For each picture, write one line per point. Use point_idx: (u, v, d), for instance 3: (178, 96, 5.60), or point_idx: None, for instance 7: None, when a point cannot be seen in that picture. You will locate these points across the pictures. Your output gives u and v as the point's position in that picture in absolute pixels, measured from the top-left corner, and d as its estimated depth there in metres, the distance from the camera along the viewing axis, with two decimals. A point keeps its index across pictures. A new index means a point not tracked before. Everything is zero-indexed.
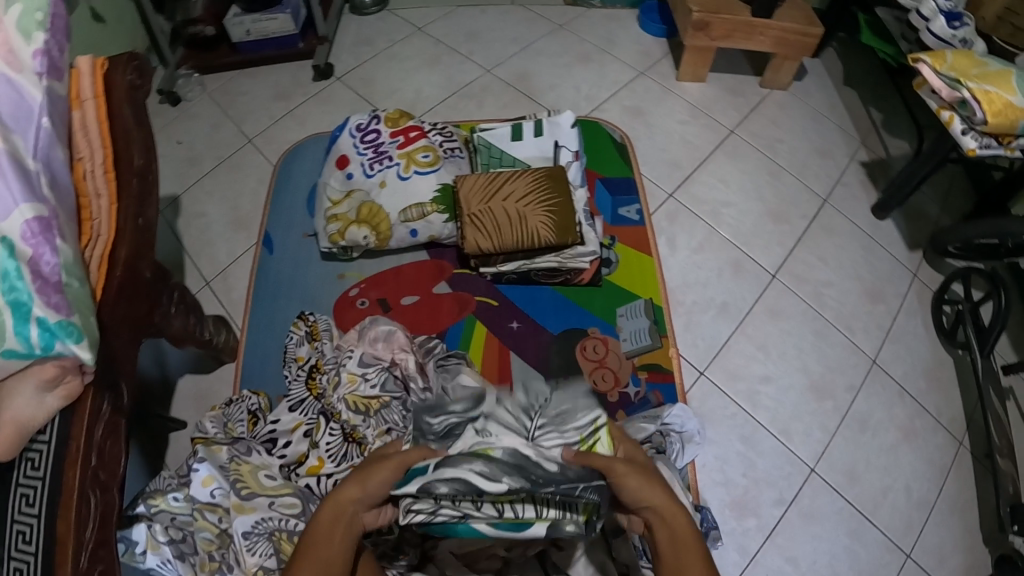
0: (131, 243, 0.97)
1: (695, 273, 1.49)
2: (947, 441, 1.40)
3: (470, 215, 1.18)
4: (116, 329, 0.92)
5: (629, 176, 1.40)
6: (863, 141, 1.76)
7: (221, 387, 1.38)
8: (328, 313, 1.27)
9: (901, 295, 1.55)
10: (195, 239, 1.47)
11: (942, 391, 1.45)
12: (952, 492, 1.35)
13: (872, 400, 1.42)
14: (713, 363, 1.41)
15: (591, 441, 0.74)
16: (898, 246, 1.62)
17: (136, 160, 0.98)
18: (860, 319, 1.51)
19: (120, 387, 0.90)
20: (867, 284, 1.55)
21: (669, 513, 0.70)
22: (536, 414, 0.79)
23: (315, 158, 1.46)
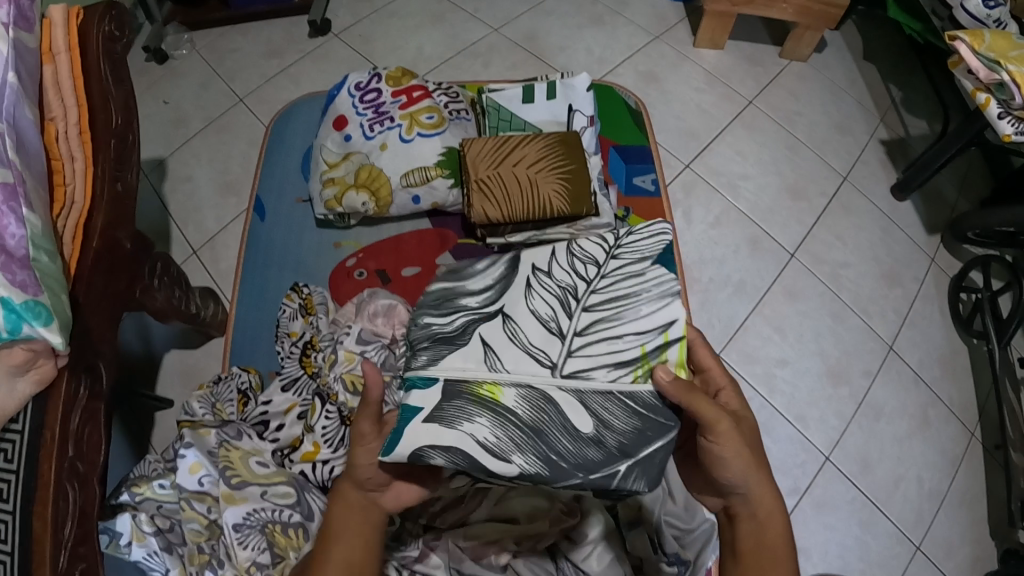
0: (111, 211, 0.89)
1: (712, 249, 1.41)
2: (958, 431, 1.34)
3: (478, 181, 1.09)
4: (95, 305, 0.85)
5: (645, 144, 1.30)
6: (883, 117, 1.67)
7: (209, 363, 1.30)
8: (323, 285, 1.19)
9: (919, 280, 1.48)
10: (182, 205, 1.39)
11: (957, 380, 1.39)
12: (963, 484, 1.29)
13: (889, 388, 1.36)
14: (730, 345, 1.34)
15: (654, 358, 0.62)
16: (917, 229, 1.54)
17: (115, 121, 0.90)
18: (880, 303, 1.44)
19: (99, 369, 0.83)
20: (886, 266, 1.48)
21: (762, 504, 0.66)
22: (578, 304, 0.65)
23: (310, 116, 1.36)
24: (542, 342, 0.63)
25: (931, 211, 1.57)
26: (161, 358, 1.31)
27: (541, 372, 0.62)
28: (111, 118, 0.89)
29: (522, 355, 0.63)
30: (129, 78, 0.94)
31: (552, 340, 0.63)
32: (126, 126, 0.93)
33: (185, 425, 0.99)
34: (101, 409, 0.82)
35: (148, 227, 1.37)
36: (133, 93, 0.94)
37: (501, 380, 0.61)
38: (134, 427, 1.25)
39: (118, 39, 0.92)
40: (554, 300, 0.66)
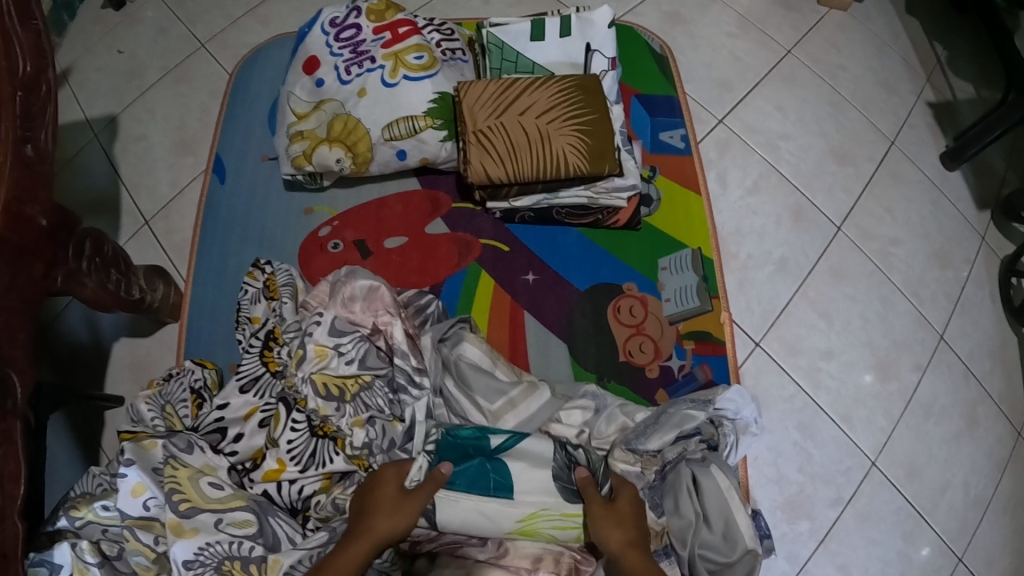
0: (18, 181, 0.69)
1: (749, 220, 1.15)
2: (1006, 431, 1.12)
3: (477, 133, 0.90)
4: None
5: (672, 94, 1.08)
6: (929, 76, 1.34)
7: (164, 356, 1.09)
8: (293, 260, 0.98)
9: (970, 260, 1.21)
10: (132, 167, 1.18)
11: (1008, 374, 1.16)
12: (1009, 487, 1.09)
13: (938, 384, 1.12)
14: (769, 333, 1.09)
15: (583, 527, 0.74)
16: (966, 202, 1.26)
17: (22, 68, 0.69)
18: (931, 286, 1.18)
19: (11, 379, 0.71)
20: (936, 244, 1.21)
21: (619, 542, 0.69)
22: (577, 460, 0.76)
23: (279, 63, 1.15)
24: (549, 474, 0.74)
25: (981, 179, 1.29)
26: (108, 348, 1.10)
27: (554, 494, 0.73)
28: (15, 64, 0.69)
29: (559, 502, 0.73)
30: (40, 16, 0.72)
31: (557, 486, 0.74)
32: (37, 75, 0.71)
33: (126, 435, 0.81)
34: (17, 427, 0.70)
35: (96, 194, 1.17)
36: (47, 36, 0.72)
37: (542, 508, 0.73)
38: (81, 427, 1.07)
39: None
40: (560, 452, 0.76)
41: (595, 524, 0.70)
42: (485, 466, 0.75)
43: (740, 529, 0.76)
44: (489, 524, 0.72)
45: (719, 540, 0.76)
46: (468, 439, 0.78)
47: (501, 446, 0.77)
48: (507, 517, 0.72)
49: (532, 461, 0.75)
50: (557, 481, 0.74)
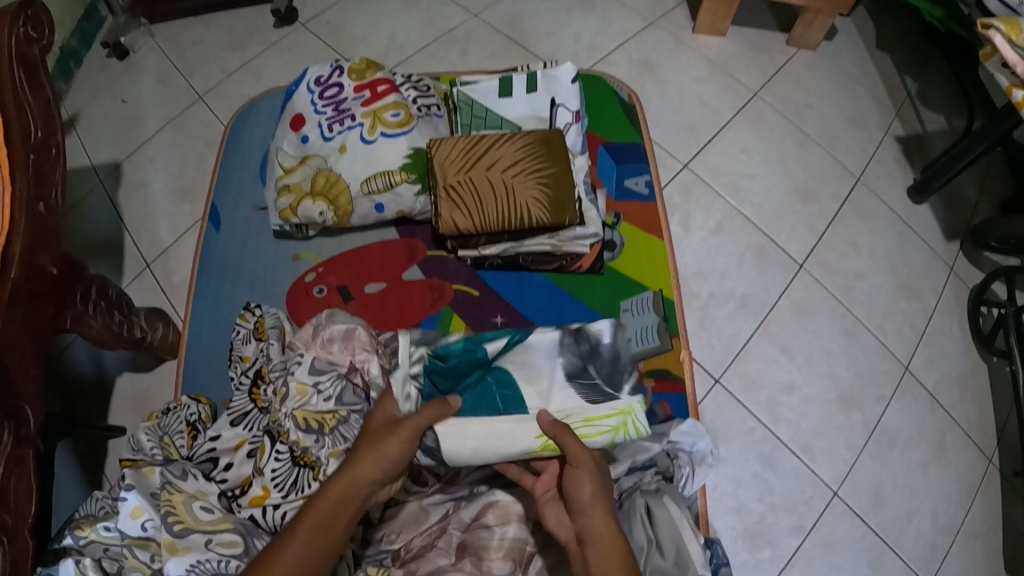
0: (31, 234, 0.77)
1: (712, 260, 1.19)
2: (975, 457, 1.16)
3: (447, 187, 0.97)
4: (13, 346, 0.75)
5: (638, 142, 1.14)
6: (898, 110, 1.39)
7: (161, 389, 1.16)
8: (279, 303, 1.05)
9: (938, 291, 1.26)
10: (133, 212, 1.25)
11: (978, 403, 1.20)
12: (977, 513, 1.13)
13: (905, 414, 1.17)
14: (729, 369, 1.14)
15: (617, 423, 0.74)
16: (934, 234, 1.31)
17: (34, 135, 0.77)
18: (896, 318, 1.22)
19: (24, 412, 0.77)
20: (902, 276, 1.26)
21: (597, 526, 0.65)
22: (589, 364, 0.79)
23: (270, 116, 1.23)
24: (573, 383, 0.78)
25: (951, 212, 1.33)
26: (111, 383, 1.17)
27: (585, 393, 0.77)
28: (29, 131, 0.76)
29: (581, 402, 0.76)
30: (48, 83, 0.79)
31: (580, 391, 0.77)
32: (48, 138, 0.79)
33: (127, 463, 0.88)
34: (30, 454, 0.78)
35: (99, 237, 1.23)
36: (55, 102, 0.80)
37: (569, 414, 0.75)
38: (87, 458, 1.15)
39: (37, 41, 0.77)
40: (573, 361, 0.79)
41: (573, 471, 0.68)
42: (486, 380, 0.78)
43: (691, 555, 0.80)
44: (512, 447, 0.73)
45: (670, 566, 0.80)
46: (461, 353, 0.81)
47: (502, 350, 0.81)
48: (525, 434, 0.73)
49: (540, 359, 0.79)
50: (573, 383, 0.78)
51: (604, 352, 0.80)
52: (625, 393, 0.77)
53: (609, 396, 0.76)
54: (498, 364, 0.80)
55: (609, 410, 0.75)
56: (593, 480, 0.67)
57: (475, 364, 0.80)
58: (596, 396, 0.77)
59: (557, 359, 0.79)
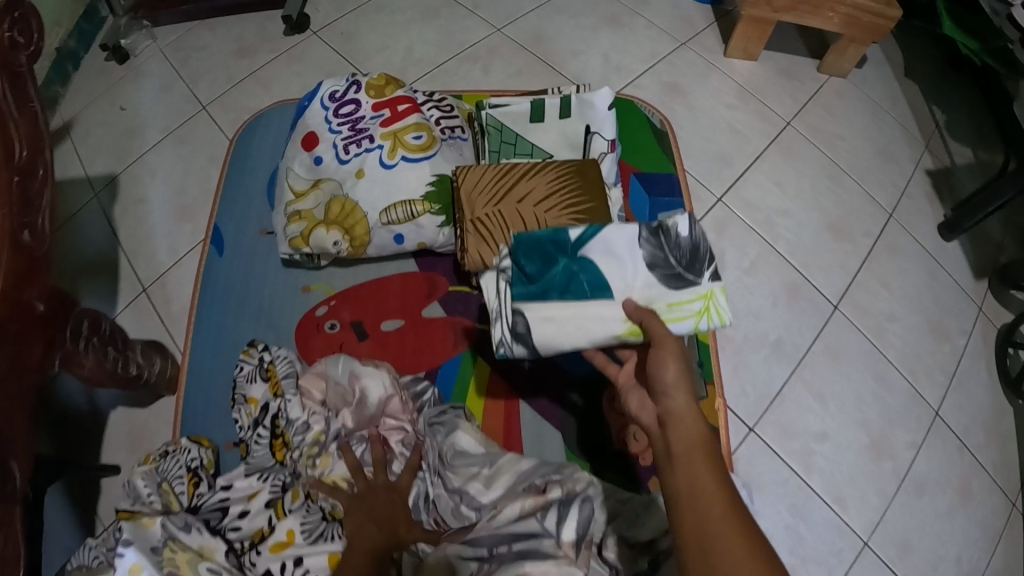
0: (16, 266, 0.67)
1: (746, 298, 1.13)
2: (1003, 503, 1.09)
3: (474, 220, 0.89)
4: None
5: (671, 172, 1.08)
6: (928, 144, 1.33)
7: (159, 427, 1.07)
8: (289, 338, 0.97)
9: (967, 333, 1.20)
10: (130, 230, 1.16)
11: (1005, 446, 1.13)
12: (1007, 565, 1.05)
13: (936, 462, 1.10)
14: (763, 418, 1.08)
15: (700, 311, 0.65)
16: (964, 273, 1.25)
17: (19, 153, 0.67)
18: (926, 361, 1.16)
19: (11, 466, 0.68)
20: (932, 316, 1.19)
21: (681, 416, 0.58)
22: (668, 252, 0.67)
23: (280, 132, 1.15)
24: (653, 276, 0.66)
25: (979, 250, 1.28)
26: (104, 415, 1.09)
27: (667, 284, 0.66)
28: (13, 149, 0.67)
29: (665, 292, 0.66)
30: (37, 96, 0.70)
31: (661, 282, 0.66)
32: (34, 157, 0.70)
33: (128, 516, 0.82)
34: (15, 512, 0.68)
35: (93, 256, 1.15)
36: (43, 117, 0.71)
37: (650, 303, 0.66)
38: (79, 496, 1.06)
39: (23, 49, 0.70)
40: (649, 246, 0.67)
41: (659, 352, 0.62)
42: (570, 268, 0.67)
43: None
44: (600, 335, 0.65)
45: None
46: (544, 238, 0.68)
47: (580, 241, 0.68)
48: (612, 321, 0.65)
49: (619, 247, 0.67)
50: (654, 271, 0.67)
51: (684, 239, 0.67)
52: (707, 276, 0.66)
53: (692, 282, 0.66)
54: (581, 252, 0.67)
55: (692, 295, 0.66)
56: (680, 364, 0.61)
57: (554, 253, 0.67)
58: (679, 284, 0.66)
59: (633, 248, 0.67)
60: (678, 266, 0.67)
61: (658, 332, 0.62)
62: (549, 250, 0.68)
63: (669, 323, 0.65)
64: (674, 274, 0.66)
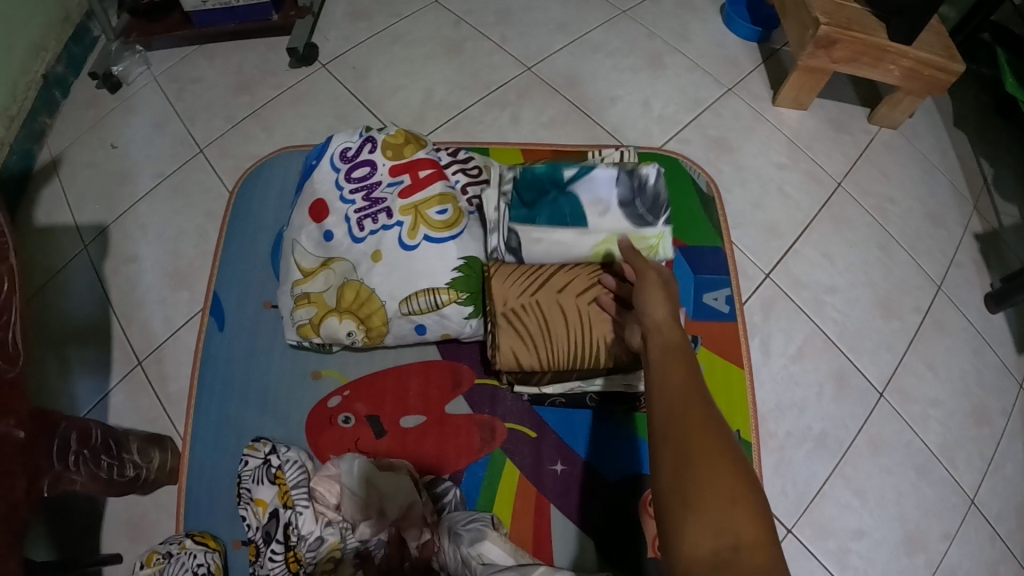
0: None
1: (791, 393, 0.96)
2: None
3: (506, 314, 0.81)
4: None
5: (719, 245, 0.98)
6: (976, 202, 1.15)
7: (159, 518, 0.99)
8: (299, 432, 0.89)
9: (1009, 414, 1.04)
10: (122, 290, 1.07)
11: None
12: None
13: (973, 563, 0.95)
14: (804, 517, 0.92)
15: (653, 245, 0.84)
16: (1009, 348, 1.08)
17: None
18: (966, 448, 1.01)
19: None
20: (975, 398, 1.03)
21: (662, 328, 0.57)
22: (637, 201, 0.85)
23: (286, 187, 1.05)
24: (619, 214, 0.85)
25: None
26: (101, 497, 1.01)
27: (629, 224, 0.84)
28: None
29: (628, 228, 0.85)
30: None
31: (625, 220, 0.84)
32: None
33: None
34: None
35: (83, 319, 1.06)
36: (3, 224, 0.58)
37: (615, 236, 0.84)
38: None
39: None
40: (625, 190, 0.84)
41: (641, 285, 0.62)
42: (559, 201, 0.84)
43: None
44: (572, 251, 0.84)
45: None
46: (544, 175, 0.86)
47: (572, 179, 0.86)
48: (583, 243, 0.84)
49: (599, 187, 0.85)
50: (623, 209, 0.85)
51: (652, 187, 0.85)
52: (663, 220, 0.85)
53: (649, 223, 0.84)
54: (569, 187, 0.85)
55: (649, 233, 0.84)
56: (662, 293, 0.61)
57: (547, 185, 0.85)
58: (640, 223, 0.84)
59: (612, 192, 0.85)
60: (641, 212, 0.85)
61: (642, 266, 0.65)
62: (546, 185, 0.85)
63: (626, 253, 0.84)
64: (636, 217, 0.84)
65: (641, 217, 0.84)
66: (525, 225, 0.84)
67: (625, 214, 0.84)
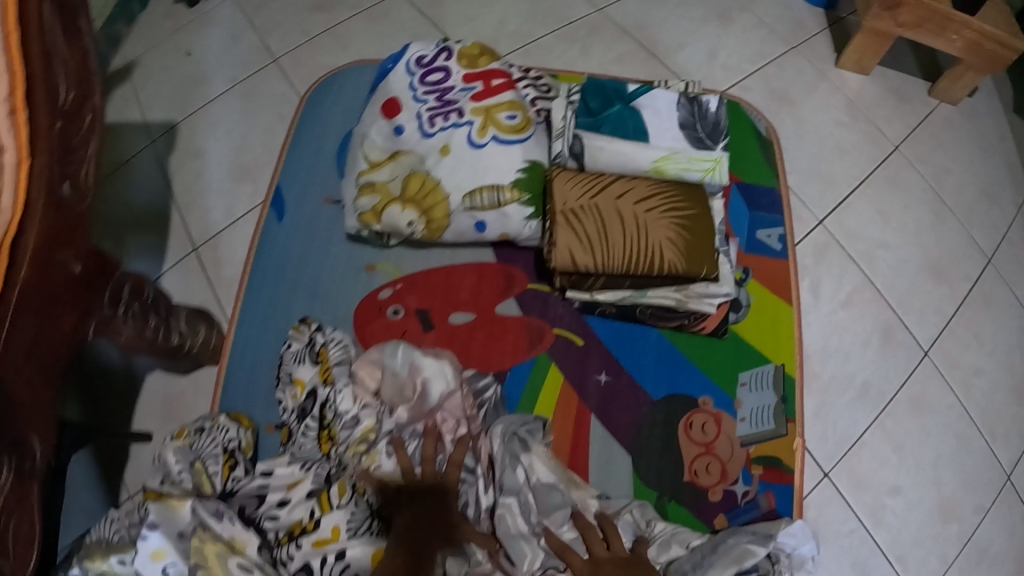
0: (47, 226, 0.59)
1: (837, 337, 0.98)
2: None
3: (566, 212, 0.82)
4: (19, 368, 0.58)
5: (773, 185, 0.99)
6: None
7: (195, 399, 1.00)
8: (347, 318, 0.90)
9: None
10: (185, 184, 1.10)
11: None
12: None
13: (1007, 538, 0.94)
14: (842, 462, 0.93)
15: (710, 167, 0.88)
16: None
17: (66, 97, 0.58)
18: (1008, 423, 0.99)
19: (27, 441, 0.62)
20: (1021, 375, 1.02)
21: None
22: (697, 124, 0.89)
23: (356, 96, 1.08)
24: (679, 134, 0.89)
25: None
26: (139, 376, 1.02)
27: (688, 143, 0.88)
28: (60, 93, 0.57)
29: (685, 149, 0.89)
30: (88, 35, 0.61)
31: (685, 140, 0.89)
32: (82, 104, 0.61)
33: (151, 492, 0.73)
34: (32, 487, 0.64)
35: (144, 206, 1.09)
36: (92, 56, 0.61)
37: (674, 153, 0.88)
38: (105, 460, 0.99)
39: None
40: (687, 113, 0.90)
41: None
42: (624, 114, 0.89)
43: None
44: (632, 162, 0.88)
45: None
46: (612, 89, 0.91)
47: (637, 97, 0.91)
48: (644, 156, 0.87)
49: (662, 106, 0.90)
50: (683, 130, 0.89)
51: (712, 113, 0.90)
52: (721, 145, 0.89)
53: (707, 146, 0.89)
54: (634, 103, 0.90)
55: (706, 155, 0.88)
56: None
57: (614, 98, 0.90)
58: (698, 143, 0.89)
59: (674, 112, 0.90)
60: (701, 135, 0.89)
61: None
62: (612, 99, 0.90)
63: (684, 171, 0.87)
64: (695, 139, 0.89)
65: (700, 139, 0.89)
66: (590, 132, 0.89)
67: (685, 135, 0.89)
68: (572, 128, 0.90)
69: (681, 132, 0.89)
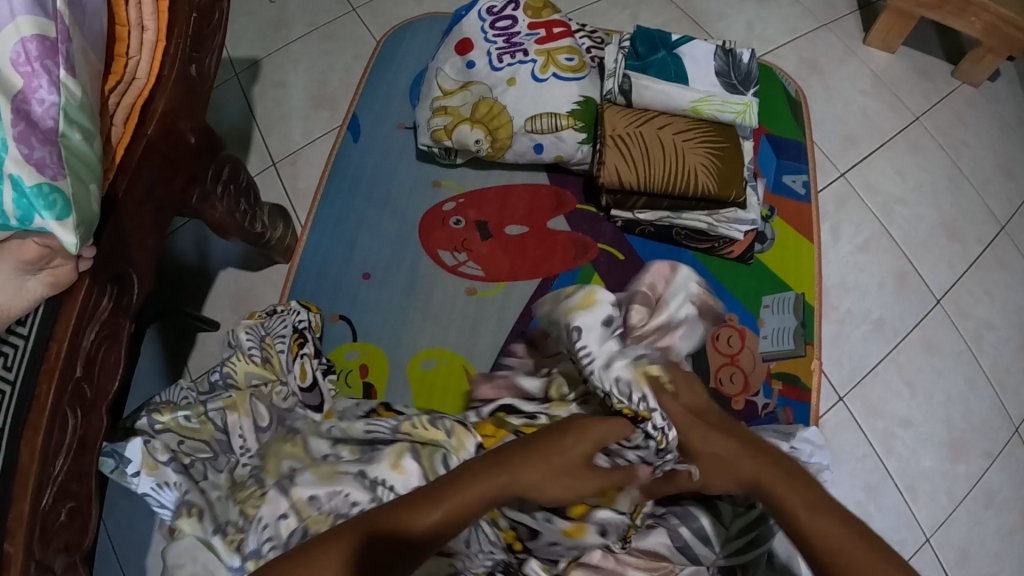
0: (178, 97, 0.68)
1: (854, 275, 1.09)
2: None
3: (614, 137, 0.93)
4: (134, 207, 0.67)
5: (799, 138, 1.08)
6: None
7: (265, 292, 1.12)
8: (414, 226, 1.02)
9: None
10: (267, 110, 1.22)
11: None
12: None
13: (1010, 477, 1.02)
14: (856, 390, 1.03)
15: (741, 111, 0.97)
16: None
17: None
18: (1017, 375, 1.08)
19: (130, 279, 0.68)
20: None
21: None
22: (730, 74, 0.99)
23: (428, 39, 1.18)
24: (714, 82, 0.98)
25: None
26: (213, 274, 1.13)
27: (722, 89, 0.98)
28: None
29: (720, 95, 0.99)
30: None
31: (719, 87, 0.98)
32: (213, 3, 0.72)
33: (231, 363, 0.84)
34: (125, 327, 0.68)
35: (229, 128, 1.20)
36: None
37: (709, 97, 0.97)
38: (172, 344, 1.10)
39: None
40: (721, 64, 0.99)
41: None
42: (667, 60, 0.99)
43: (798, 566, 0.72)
44: (672, 102, 0.97)
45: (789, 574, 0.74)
46: (657, 37, 1.00)
47: (680, 45, 0.99)
48: (684, 97, 0.97)
49: (701, 55, 0.99)
50: (718, 78, 0.99)
51: (745, 65, 0.99)
52: (751, 92, 0.98)
53: (739, 93, 0.98)
54: (677, 51, 0.99)
55: (738, 100, 0.97)
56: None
57: (659, 45, 0.99)
58: (731, 90, 0.98)
59: (711, 62, 0.99)
60: (733, 83, 0.99)
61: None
62: (657, 46, 0.99)
63: (718, 113, 0.97)
64: (728, 87, 0.98)
65: (732, 87, 0.98)
66: (637, 73, 0.98)
67: (719, 82, 0.98)
68: (622, 70, 0.99)
69: (717, 79, 0.99)
